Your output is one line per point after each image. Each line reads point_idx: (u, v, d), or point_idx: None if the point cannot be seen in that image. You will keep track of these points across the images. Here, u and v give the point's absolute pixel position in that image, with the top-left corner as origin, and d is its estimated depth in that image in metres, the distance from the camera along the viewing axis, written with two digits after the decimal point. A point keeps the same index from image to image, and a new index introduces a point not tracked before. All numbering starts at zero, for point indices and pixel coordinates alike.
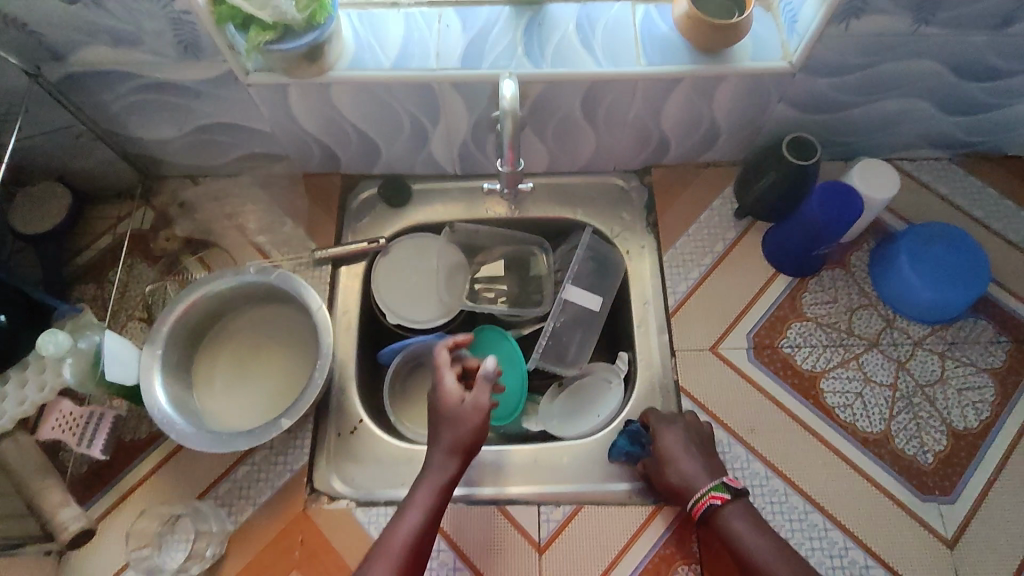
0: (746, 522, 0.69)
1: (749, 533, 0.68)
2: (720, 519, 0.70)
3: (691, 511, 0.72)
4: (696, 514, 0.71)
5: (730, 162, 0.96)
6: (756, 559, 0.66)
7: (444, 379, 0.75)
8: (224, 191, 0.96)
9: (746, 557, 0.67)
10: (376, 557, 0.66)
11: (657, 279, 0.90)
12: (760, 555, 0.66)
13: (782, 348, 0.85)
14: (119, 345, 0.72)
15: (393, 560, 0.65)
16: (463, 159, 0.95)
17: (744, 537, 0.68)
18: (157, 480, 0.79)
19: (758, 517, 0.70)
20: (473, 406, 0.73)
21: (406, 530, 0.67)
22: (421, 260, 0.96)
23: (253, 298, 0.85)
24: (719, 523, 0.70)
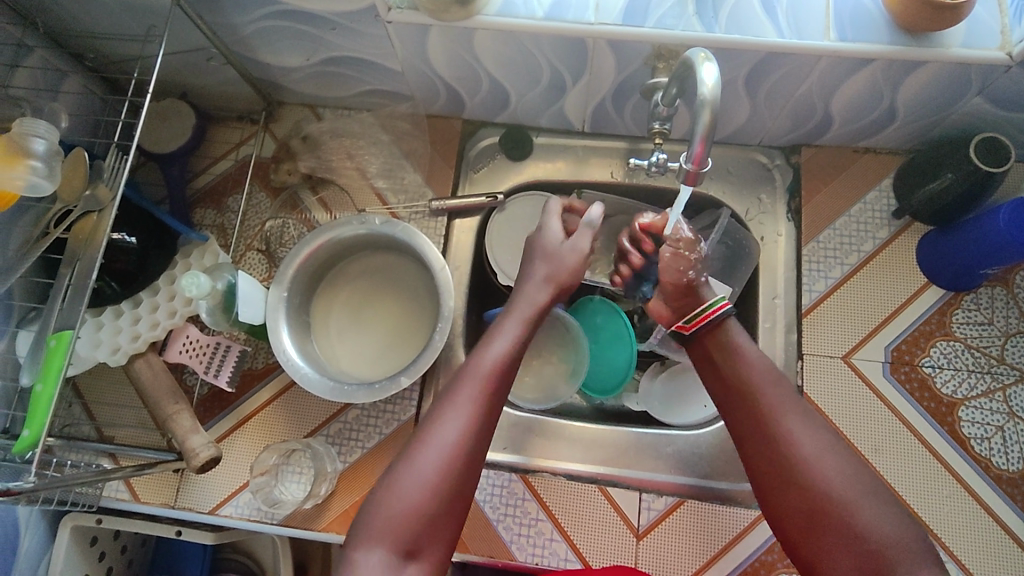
0: (751, 349, 0.65)
1: (754, 361, 0.63)
2: (722, 331, 0.66)
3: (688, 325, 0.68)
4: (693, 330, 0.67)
5: (892, 151, 0.87)
6: (753, 383, 0.62)
7: (542, 264, 0.73)
8: (345, 127, 0.94)
9: (741, 380, 0.62)
10: (453, 388, 0.60)
11: (792, 273, 0.84)
12: (759, 378, 0.62)
13: (921, 367, 0.79)
14: (251, 285, 0.73)
15: (472, 383, 0.60)
16: (597, 117, 0.88)
17: (744, 357, 0.64)
18: (273, 412, 0.82)
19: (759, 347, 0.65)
20: (572, 252, 0.73)
21: (491, 355, 0.62)
22: (539, 220, 0.92)
23: (373, 245, 0.84)
24: (717, 336, 0.66)
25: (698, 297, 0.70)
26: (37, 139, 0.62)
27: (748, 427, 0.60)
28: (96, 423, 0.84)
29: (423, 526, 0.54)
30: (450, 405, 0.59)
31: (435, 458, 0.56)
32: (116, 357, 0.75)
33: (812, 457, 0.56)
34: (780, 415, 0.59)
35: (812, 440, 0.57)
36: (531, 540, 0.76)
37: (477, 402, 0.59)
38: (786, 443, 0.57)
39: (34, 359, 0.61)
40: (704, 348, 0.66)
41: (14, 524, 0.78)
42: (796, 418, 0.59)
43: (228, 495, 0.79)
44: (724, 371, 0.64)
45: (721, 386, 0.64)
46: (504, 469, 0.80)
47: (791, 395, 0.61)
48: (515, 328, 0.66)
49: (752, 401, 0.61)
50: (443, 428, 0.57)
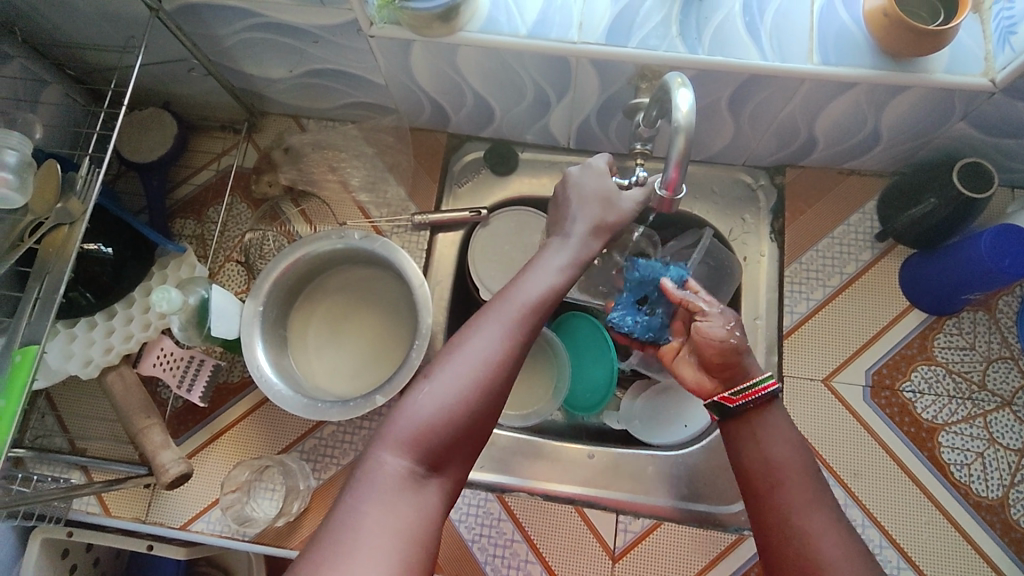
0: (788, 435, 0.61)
1: (790, 450, 0.59)
2: (766, 414, 0.62)
3: (732, 398, 0.62)
4: (736, 403, 0.62)
5: (876, 173, 0.87)
6: (784, 472, 0.58)
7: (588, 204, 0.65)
8: (329, 139, 0.93)
9: (772, 464, 0.59)
10: (494, 301, 0.56)
11: (774, 295, 0.84)
12: (795, 471, 0.58)
13: (901, 392, 0.79)
14: (226, 300, 0.73)
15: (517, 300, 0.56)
16: (582, 134, 0.88)
17: (780, 445, 0.60)
18: (247, 427, 0.81)
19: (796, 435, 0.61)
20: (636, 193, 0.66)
21: (530, 288, 0.57)
22: (521, 236, 0.91)
23: (353, 259, 0.83)
24: (762, 417, 0.62)
25: (744, 368, 0.64)
26: (10, 150, 0.61)
27: (768, 515, 0.57)
28: (68, 435, 0.82)
29: (451, 436, 0.50)
30: (491, 316, 0.55)
31: (465, 373, 0.51)
32: (87, 369, 0.75)
33: (836, 559, 0.52)
34: (805, 513, 0.55)
35: (836, 539, 0.54)
36: (507, 561, 0.76)
37: (513, 331, 0.54)
38: (810, 542, 0.54)
39: None
40: (750, 427, 0.61)
41: None
42: (822, 513, 0.56)
43: (198, 512, 0.78)
44: (753, 451, 0.60)
45: (750, 466, 0.60)
46: (480, 488, 0.79)
47: (822, 490, 0.57)
48: (567, 256, 0.61)
49: (778, 491, 0.57)
50: (480, 337, 0.53)
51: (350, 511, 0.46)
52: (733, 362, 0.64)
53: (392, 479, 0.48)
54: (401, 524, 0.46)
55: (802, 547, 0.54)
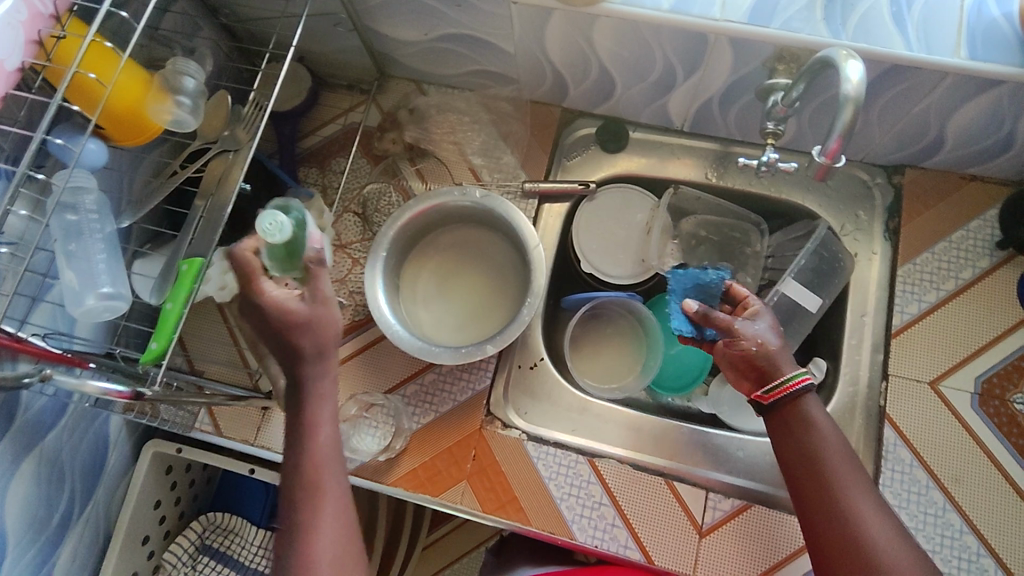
0: (830, 430, 0.62)
1: (831, 440, 0.61)
2: (800, 408, 0.63)
3: (764, 395, 0.64)
4: (771, 401, 0.64)
5: (1002, 181, 0.85)
6: (828, 461, 0.60)
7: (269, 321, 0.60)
8: (448, 103, 0.97)
9: (814, 454, 0.61)
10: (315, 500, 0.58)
11: (883, 295, 0.83)
12: (834, 458, 0.60)
13: (1012, 403, 0.77)
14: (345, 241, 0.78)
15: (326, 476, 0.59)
16: (699, 117, 0.89)
17: (822, 434, 0.61)
18: (355, 367, 0.85)
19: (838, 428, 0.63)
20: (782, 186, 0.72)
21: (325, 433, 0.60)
22: (628, 211, 0.93)
23: (467, 218, 0.87)
24: (799, 409, 0.63)
25: (776, 367, 0.64)
26: (187, 77, 0.68)
27: (816, 501, 0.59)
28: (189, 356, 0.88)
29: None
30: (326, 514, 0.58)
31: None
32: (223, 293, 0.81)
33: (882, 541, 0.55)
34: (852, 498, 0.58)
35: (881, 524, 0.57)
36: (593, 522, 0.77)
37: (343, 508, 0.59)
38: (858, 527, 0.56)
39: (161, 280, 0.65)
40: (790, 419, 0.63)
41: (105, 439, 0.86)
42: (868, 500, 0.58)
43: None
44: (797, 442, 0.62)
45: (794, 456, 0.62)
46: (570, 449, 0.81)
47: (864, 479, 0.59)
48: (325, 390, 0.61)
49: (821, 479, 0.60)
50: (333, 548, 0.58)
51: None
52: (763, 365, 0.65)
53: None
54: None
55: (850, 532, 0.57)
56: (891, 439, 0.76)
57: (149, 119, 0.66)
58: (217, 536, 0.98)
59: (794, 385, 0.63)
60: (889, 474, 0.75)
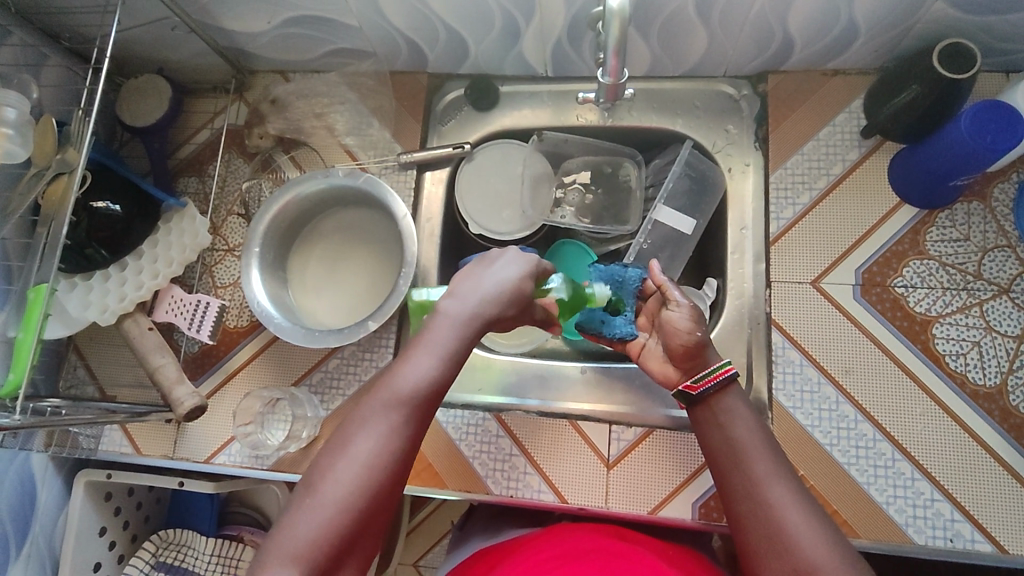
0: (746, 418, 0.62)
1: (751, 428, 0.61)
2: (726, 396, 0.64)
3: (695, 385, 0.64)
4: (698, 390, 0.64)
5: (863, 70, 0.84)
6: (748, 450, 0.59)
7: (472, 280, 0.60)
8: (314, 88, 0.96)
9: (733, 444, 0.61)
10: (379, 395, 0.54)
11: (760, 204, 0.83)
12: (756, 448, 0.59)
13: (893, 288, 0.78)
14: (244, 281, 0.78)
15: (400, 393, 0.54)
16: (557, 58, 0.88)
17: (741, 423, 0.61)
18: (258, 365, 0.85)
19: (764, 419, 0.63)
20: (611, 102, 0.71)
21: (422, 361, 0.55)
22: (506, 165, 0.92)
23: (342, 200, 0.87)
24: (723, 400, 0.64)
25: (706, 358, 0.66)
26: (8, 108, 0.67)
27: (736, 493, 0.58)
28: (98, 383, 0.89)
29: (353, 528, 0.50)
30: (379, 416, 0.53)
31: (352, 483, 0.50)
32: (104, 316, 0.80)
33: (797, 525, 0.54)
34: (769, 485, 0.57)
35: (798, 508, 0.55)
36: (507, 475, 0.79)
37: (405, 419, 0.53)
38: (774, 514, 0.55)
39: (17, 311, 0.66)
40: (712, 412, 0.63)
41: (30, 477, 0.87)
42: (785, 485, 0.57)
43: (220, 446, 0.83)
44: (721, 435, 0.62)
45: (721, 450, 0.61)
46: (478, 409, 0.83)
47: (780, 463, 0.59)
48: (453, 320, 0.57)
49: (741, 470, 0.59)
50: (368, 443, 0.52)
51: (291, 537, 0.48)
52: (697, 354, 0.66)
53: (304, 538, 0.48)
54: (330, 522, 0.49)
55: (766, 519, 0.55)
56: (778, 342, 0.77)
57: None
58: (170, 552, 0.99)
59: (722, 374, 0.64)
60: (781, 377, 0.76)
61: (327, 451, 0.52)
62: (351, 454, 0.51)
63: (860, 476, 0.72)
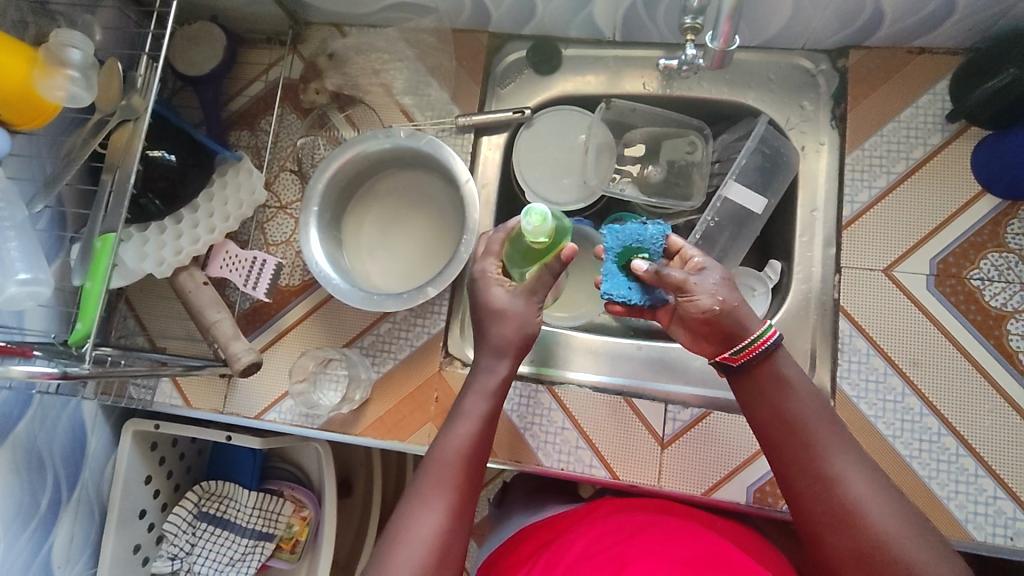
0: (802, 387, 0.60)
1: (803, 400, 0.59)
2: (772, 363, 0.60)
3: (734, 357, 0.61)
4: (739, 361, 0.61)
5: (952, 50, 0.80)
6: (805, 427, 0.58)
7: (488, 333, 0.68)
8: (371, 44, 0.92)
9: (791, 420, 0.59)
10: (424, 479, 0.62)
11: (834, 183, 0.81)
12: (813, 423, 0.58)
13: (969, 280, 0.75)
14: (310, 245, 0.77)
15: (443, 475, 0.62)
16: (627, 22, 0.85)
17: (795, 396, 0.59)
18: (309, 326, 0.85)
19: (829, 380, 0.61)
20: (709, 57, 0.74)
21: (454, 442, 0.64)
22: (568, 132, 0.90)
23: (400, 161, 0.85)
24: (770, 370, 0.61)
25: (743, 322, 0.60)
26: (74, 49, 0.64)
27: (795, 470, 0.58)
28: (149, 335, 0.89)
29: None
30: (428, 497, 0.61)
31: (414, 560, 0.57)
32: (161, 269, 0.80)
33: (867, 499, 0.54)
34: (833, 461, 0.56)
35: (864, 481, 0.55)
36: (559, 447, 0.78)
37: (451, 492, 0.61)
38: (843, 491, 0.55)
39: (82, 260, 0.65)
40: (759, 385, 0.60)
41: (81, 424, 0.88)
42: (850, 459, 0.56)
43: (271, 403, 0.83)
44: (773, 409, 0.60)
45: (775, 426, 0.59)
46: (530, 380, 0.82)
47: (841, 436, 0.58)
48: (480, 401, 0.66)
49: (801, 447, 0.58)
50: (422, 521, 0.59)
51: None
52: (726, 326, 0.60)
53: None
54: None
55: (833, 495, 0.55)
56: (844, 330, 0.76)
57: (42, 96, 0.64)
58: (213, 502, 1.01)
59: (763, 342, 0.60)
60: (846, 365, 0.75)
61: (390, 539, 0.59)
62: (410, 534, 0.59)
63: (921, 469, 0.71)
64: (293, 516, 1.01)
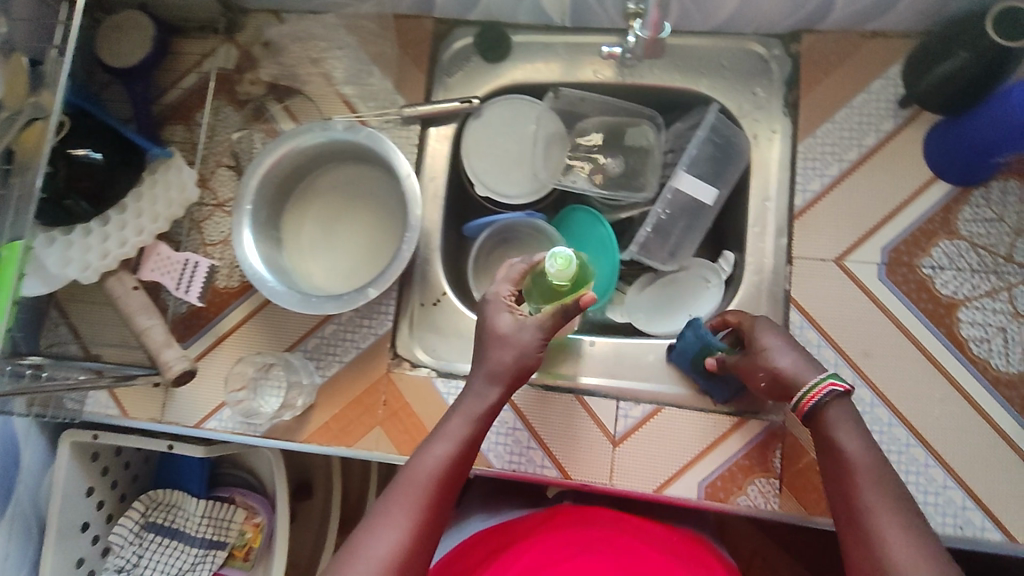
0: (858, 434, 0.59)
1: (862, 453, 0.58)
2: (829, 417, 0.60)
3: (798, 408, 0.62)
4: (803, 412, 0.62)
5: (905, 33, 0.78)
6: (855, 479, 0.57)
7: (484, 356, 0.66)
8: (310, 31, 0.88)
9: (843, 472, 0.58)
10: (394, 493, 0.60)
11: (785, 174, 0.79)
12: (864, 476, 0.57)
13: (920, 269, 0.74)
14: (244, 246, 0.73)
15: (413, 491, 0.60)
16: (575, 7, 0.81)
17: (851, 446, 0.58)
18: (250, 329, 0.81)
19: (865, 427, 0.61)
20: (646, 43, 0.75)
21: (431, 459, 0.62)
22: (517, 124, 0.87)
23: (340, 155, 0.81)
24: (825, 420, 0.60)
25: (799, 375, 0.62)
26: None
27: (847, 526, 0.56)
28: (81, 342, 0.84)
29: None
30: (393, 512, 0.59)
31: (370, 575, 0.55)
32: (86, 274, 0.76)
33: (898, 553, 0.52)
34: (880, 517, 0.54)
35: (906, 538, 0.53)
36: (509, 448, 0.76)
37: (418, 507, 0.59)
38: (879, 547, 0.53)
39: None
40: (820, 433, 0.61)
41: (13, 438, 0.84)
42: (894, 514, 0.54)
43: (210, 411, 0.79)
44: (830, 462, 0.59)
45: (833, 479, 0.59)
46: None
47: (891, 492, 0.55)
48: (463, 421, 0.65)
49: (850, 500, 0.57)
50: (383, 536, 0.57)
51: None
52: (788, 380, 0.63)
53: None
54: None
55: (874, 553, 0.53)
56: (796, 322, 0.74)
57: None
58: (160, 513, 0.98)
59: (816, 394, 0.60)
60: None
61: (346, 552, 0.58)
62: (368, 550, 0.57)
63: None
64: (247, 523, 1.00)
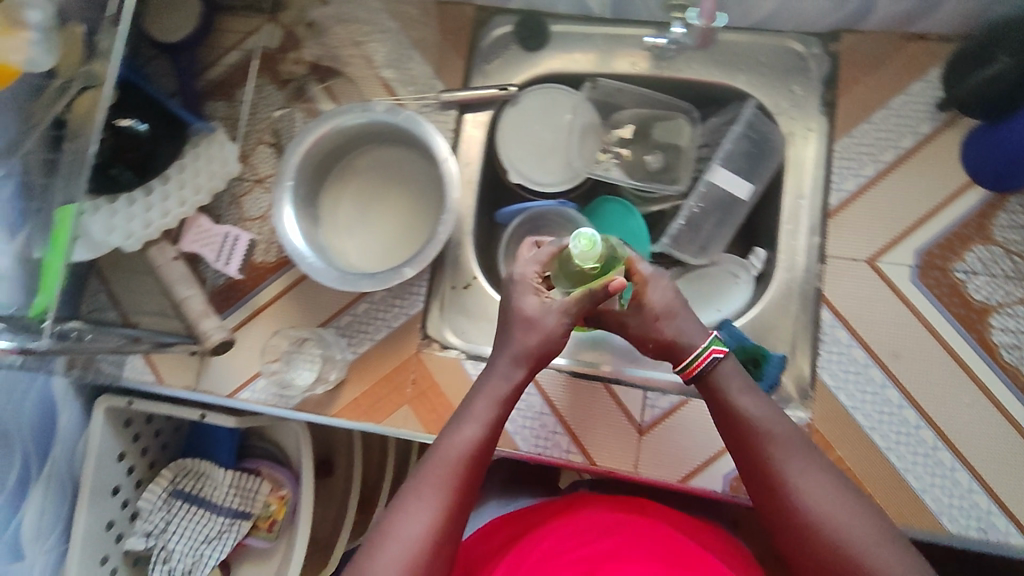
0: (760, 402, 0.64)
1: (779, 421, 0.63)
2: (712, 383, 0.66)
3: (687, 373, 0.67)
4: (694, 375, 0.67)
5: (947, 36, 0.78)
6: (769, 444, 0.62)
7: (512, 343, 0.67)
8: (353, 14, 0.89)
9: (758, 434, 0.62)
10: (423, 476, 0.62)
11: (820, 173, 0.79)
12: (779, 442, 0.61)
13: (953, 273, 0.74)
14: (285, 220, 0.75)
15: (441, 474, 0.61)
16: None
17: (765, 415, 0.63)
18: (285, 304, 0.83)
19: (752, 384, 0.66)
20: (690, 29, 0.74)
21: (459, 443, 0.63)
22: (555, 112, 0.88)
23: (379, 137, 0.82)
24: (711, 384, 0.66)
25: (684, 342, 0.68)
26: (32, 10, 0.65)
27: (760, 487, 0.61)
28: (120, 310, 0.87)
29: None
30: (423, 495, 0.60)
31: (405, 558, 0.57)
32: (130, 242, 0.80)
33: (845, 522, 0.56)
34: (795, 479, 0.59)
35: (843, 505, 0.57)
36: (536, 432, 0.77)
37: (447, 489, 0.61)
38: (809, 511, 0.58)
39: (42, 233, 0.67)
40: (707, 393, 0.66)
41: (51, 400, 0.86)
42: (817, 478, 0.59)
43: (243, 382, 0.81)
44: (729, 426, 0.64)
45: (734, 440, 0.64)
46: None
47: (807, 458, 0.60)
48: (491, 405, 0.65)
49: (763, 463, 0.61)
50: (414, 520, 0.59)
51: None
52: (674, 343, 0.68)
53: None
54: None
55: (801, 515, 0.58)
56: (827, 320, 0.75)
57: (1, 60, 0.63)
58: (189, 480, 1.00)
59: (703, 360, 0.66)
60: (826, 355, 0.74)
61: (378, 536, 0.59)
62: (400, 532, 0.58)
63: (898, 461, 0.71)
64: (270, 495, 1.01)
